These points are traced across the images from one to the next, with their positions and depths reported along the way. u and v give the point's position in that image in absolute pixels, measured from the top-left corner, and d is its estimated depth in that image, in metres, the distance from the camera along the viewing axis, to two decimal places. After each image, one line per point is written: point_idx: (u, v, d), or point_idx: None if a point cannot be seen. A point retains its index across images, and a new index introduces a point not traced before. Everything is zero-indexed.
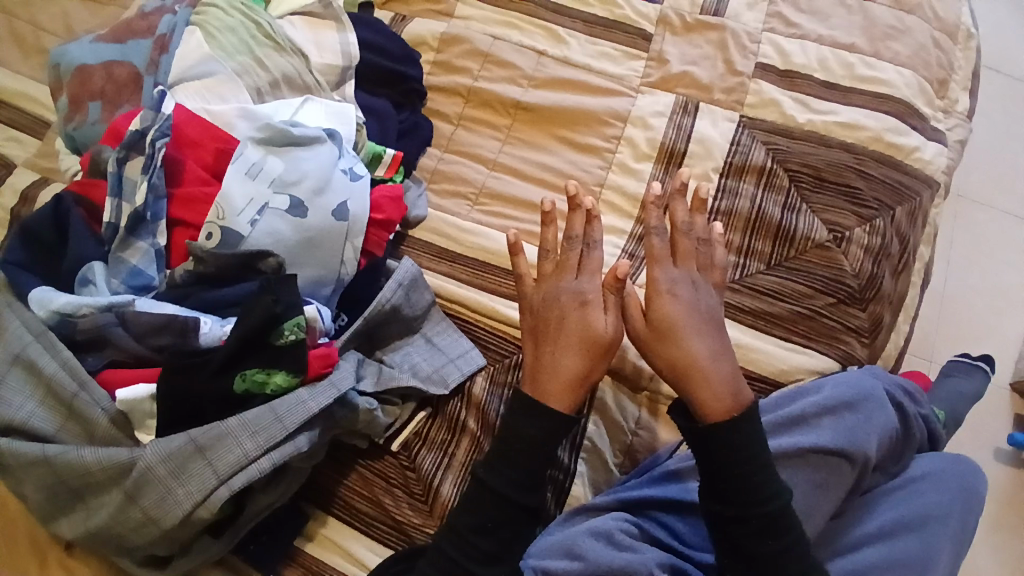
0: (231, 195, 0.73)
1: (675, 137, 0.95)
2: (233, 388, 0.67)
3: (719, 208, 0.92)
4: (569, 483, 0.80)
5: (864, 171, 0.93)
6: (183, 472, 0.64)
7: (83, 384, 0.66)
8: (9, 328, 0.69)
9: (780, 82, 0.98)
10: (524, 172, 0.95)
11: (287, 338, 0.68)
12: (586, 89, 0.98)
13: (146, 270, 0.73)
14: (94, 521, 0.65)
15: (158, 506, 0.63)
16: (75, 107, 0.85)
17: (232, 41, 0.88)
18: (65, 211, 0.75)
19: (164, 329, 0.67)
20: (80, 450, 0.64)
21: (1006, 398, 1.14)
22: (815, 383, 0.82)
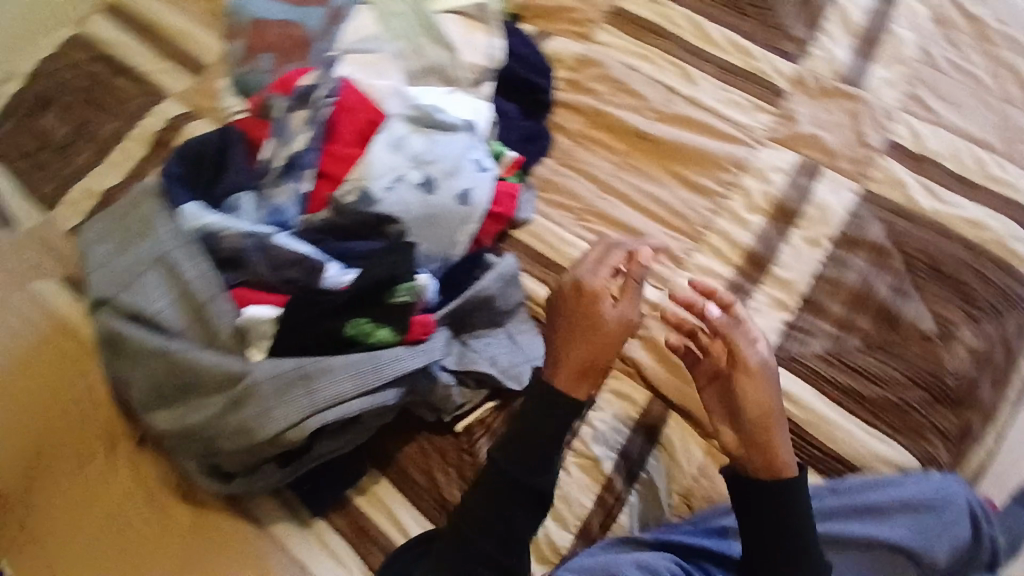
0: (373, 160, 0.79)
1: (791, 195, 0.94)
2: (343, 331, 0.71)
3: (825, 275, 0.90)
4: (617, 510, 0.81)
5: (981, 271, 0.90)
6: (285, 394, 0.69)
7: (216, 296, 0.72)
8: (160, 232, 0.75)
9: (907, 164, 0.97)
10: (633, 199, 0.97)
11: (399, 297, 0.73)
12: (708, 132, 1.00)
13: (287, 210, 0.79)
14: (194, 419, 0.70)
15: (258, 420, 0.68)
16: (250, 55, 0.94)
17: (400, 27, 0.95)
18: (229, 142, 0.82)
19: (296, 264, 0.73)
20: (201, 353, 0.70)
21: None
22: (895, 478, 0.79)
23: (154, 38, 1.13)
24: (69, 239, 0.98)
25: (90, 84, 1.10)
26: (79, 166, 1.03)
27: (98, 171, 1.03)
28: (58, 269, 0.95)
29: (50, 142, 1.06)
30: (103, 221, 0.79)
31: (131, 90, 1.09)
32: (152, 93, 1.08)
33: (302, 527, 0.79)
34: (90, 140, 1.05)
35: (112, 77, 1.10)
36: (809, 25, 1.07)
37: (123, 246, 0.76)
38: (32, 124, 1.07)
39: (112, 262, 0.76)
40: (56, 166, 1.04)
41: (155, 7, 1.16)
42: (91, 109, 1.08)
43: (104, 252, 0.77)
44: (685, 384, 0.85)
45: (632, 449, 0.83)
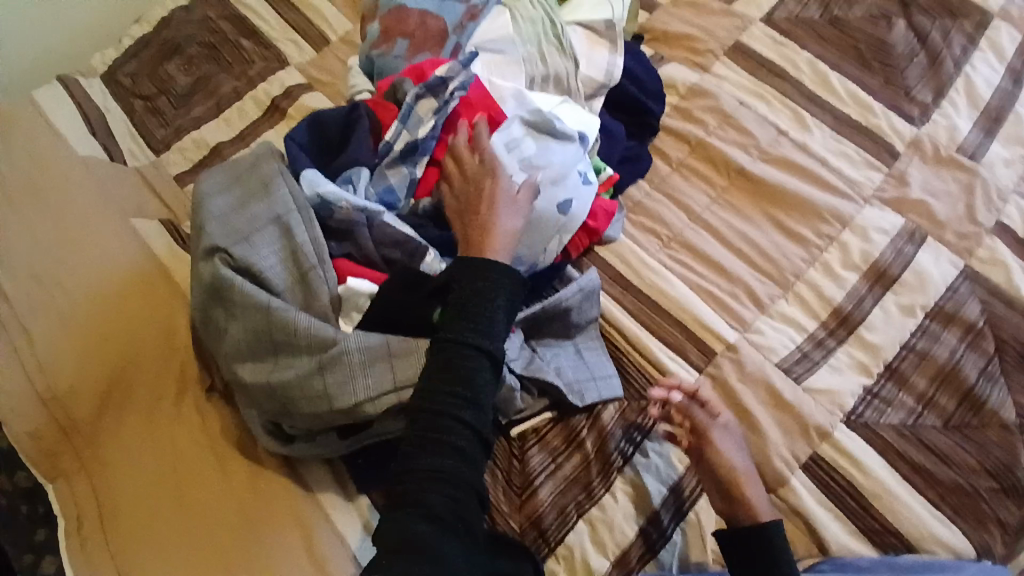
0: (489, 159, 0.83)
1: (891, 259, 0.91)
2: (432, 317, 0.74)
3: (914, 345, 0.87)
4: (660, 545, 0.78)
5: None
6: (371, 367, 0.73)
7: (322, 263, 0.76)
8: (278, 194, 0.78)
9: (1018, 247, 0.92)
10: (724, 236, 0.95)
11: None
12: (813, 180, 0.98)
13: (397, 192, 0.83)
14: (280, 376, 0.72)
15: (341, 387, 0.71)
16: (385, 40, 0.96)
17: (529, 33, 0.97)
18: (356, 119, 0.86)
19: (399, 245, 0.79)
20: (298, 314, 0.73)
21: None
22: (955, 563, 0.74)
23: (286, 8, 1.19)
24: (173, 184, 1.05)
25: (218, 41, 1.16)
26: (194, 117, 1.09)
27: (210, 124, 1.09)
28: (157, 209, 1.00)
29: (172, 89, 1.12)
30: (225, 175, 0.83)
31: (255, 53, 1.14)
32: (274, 59, 1.14)
33: (346, 502, 0.80)
34: (211, 94, 1.11)
35: (238, 37, 1.16)
36: (934, 89, 1.04)
37: (240, 200, 0.80)
38: (160, 70, 1.14)
39: (229, 214, 0.78)
40: (173, 114, 1.10)
41: None
42: (214, 65, 1.14)
43: (220, 203, 0.80)
44: (750, 431, 0.83)
45: (682, 484, 0.81)
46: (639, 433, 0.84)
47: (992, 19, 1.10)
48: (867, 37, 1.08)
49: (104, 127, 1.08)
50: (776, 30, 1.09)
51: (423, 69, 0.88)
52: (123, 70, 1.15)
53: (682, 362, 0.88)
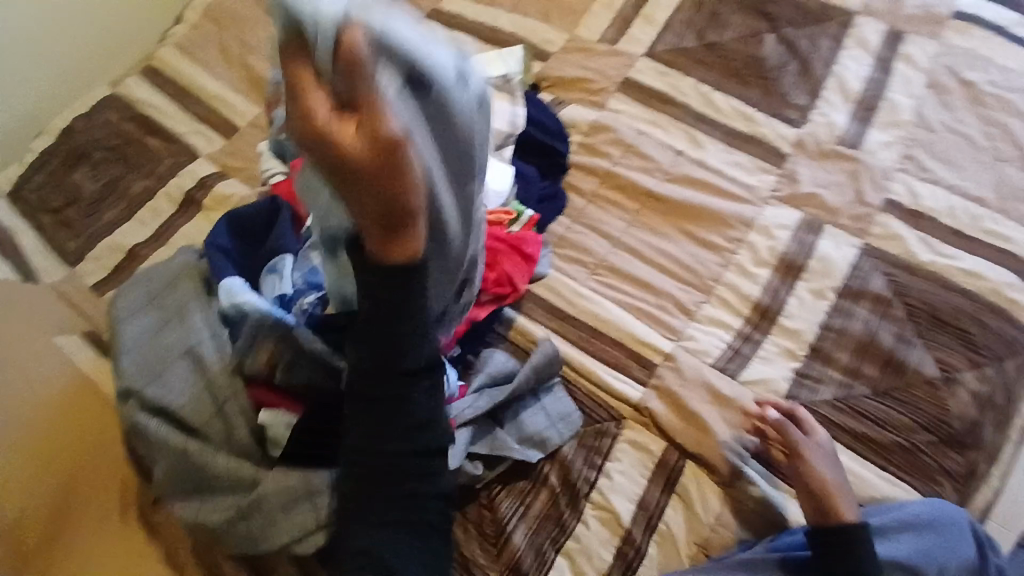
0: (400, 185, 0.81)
1: (797, 250, 0.99)
2: None
3: (832, 325, 0.93)
4: (636, 562, 0.81)
5: (982, 319, 0.92)
6: (291, 508, 0.75)
7: (235, 395, 0.78)
8: (192, 324, 0.82)
9: (907, 220, 1.00)
10: (645, 255, 1.02)
11: None
12: (714, 191, 1.06)
13: (321, 272, 0.85)
14: (208, 517, 0.75)
15: (265, 528, 0.75)
16: (288, 118, 1.00)
17: None
18: (277, 209, 0.90)
19: (317, 362, 0.77)
20: (214, 457, 0.76)
21: None
22: (899, 502, 0.81)
23: (192, 104, 1.22)
24: (92, 295, 1.04)
25: (124, 144, 1.17)
26: (106, 222, 1.10)
27: (125, 227, 1.09)
28: (76, 322, 1.00)
29: (81, 198, 1.12)
30: (145, 294, 0.87)
31: (164, 151, 1.16)
32: (185, 154, 1.16)
33: None
34: (121, 196, 1.12)
35: (144, 137, 1.18)
36: (809, 92, 1.15)
37: (157, 329, 0.83)
38: (64, 181, 1.14)
39: (145, 346, 0.82)
40: (84, 222, 1.10)
41: (193, 75, 1.24)
42: (121, 169, 1.15)
43: (139, 328, 0.84)
44: (700, 434, 0.88)
45: (648, 498, 0.85)
46: (599, 457, 0.88)
47: (853, 19, 1.21)
48: (743, 56, 1.19)
49: (15, 248, 1.08)
50: (660, 62, 1.19)
51: None
52: (26, 185, 1.15)
53: (627, 379, 0.93)
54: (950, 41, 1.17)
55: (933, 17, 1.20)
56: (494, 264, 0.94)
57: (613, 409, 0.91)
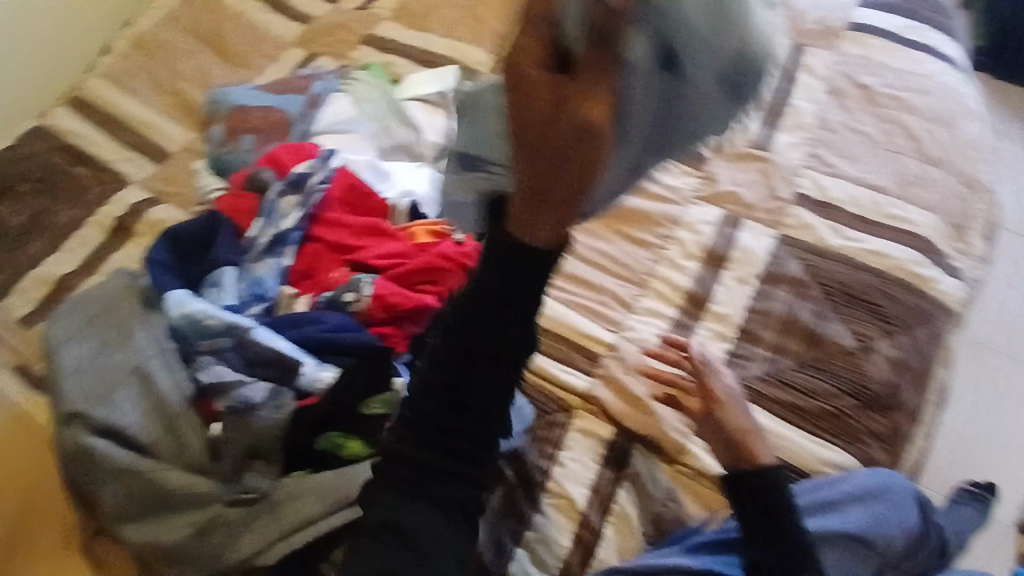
0: (360, 197, 0.90)
1: (720, 243, 1.07)
2: (316, 445, 0.74)
3: (756, 307, 1.01)
4: (596, 545, 0.85)
5: (889, 292, 1.00)
6: (252, 522, 0.71)
7: (187, 409, 0.76)
8: (136, 339, 0.79)
9: (816, 210, 1.10)
10: (584, 255, 1.07)
11: (375, 408, 0.74)
12: (643, 193, 1.13)
13: (266, 282, 0.85)
14: (163, 538, 0.71)
15: (224, 547, 0.71)
16: (231, 137, 1.06)
17: (371, 108, 1.07)
18: (217, 224, 0.89)
19: (272, 365, 0.76)
20: (167, 473, 0.73)
21: (1013, 537, 1.11)
22: (845, 474, 0.89)
23: (121, 132, 1.20)
24: (19, 327, 1.00)
25: (50, 175, 1.15)
26: (34, 254, 1.06)
27: (55, 257, 1.06)
28: (6, 356, 0.96)
29: (5, 231, 1.09)
30: (81, 316, 0.84)
31: (93, 179, 1.14)
32: (116, 181, 1.14)
33: None
34: (49, 227, 1.09)
35: (72, 167, 1.16)
36: None
37: (99, 349, 0.81)
38: None
39: (86, 369, 0.79)
40: (9, 255, 1.06)
41: (121, 103, 1.23)
42: (48, 199, 1.12)
43: (77, 353, 0.80)
44: (645, 417, 0.93)
45: (601, 483, 0.89)
46: (552, 446, 0.91)
47: None
48: None
49: None
50: None
51: (281, 159, 0.95)
52: None
53: (575, 371, 0.97)
54: (844, 50, 1.29)
55: (828, 29, 1.32)
56: (443, 282, 0.83)
57: (562, 401, 0.95)
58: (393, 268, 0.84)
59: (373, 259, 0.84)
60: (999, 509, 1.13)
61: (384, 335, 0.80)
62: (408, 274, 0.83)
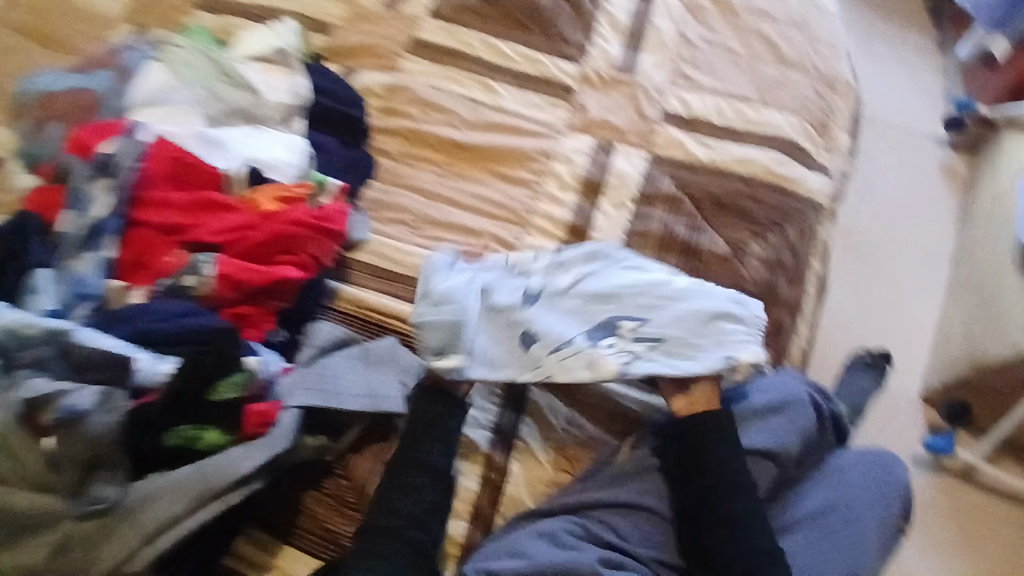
0: (187, 169, 0.87)
1: (594, 171, 1.06)
2: (164, 443, 0.72)
3: (635, 230, 1.00)
4: (503, 483, 0.85)
5: (756, 197, 1.03)
6: (112, 531, 0.69)
7: (19, 424, 0.68)
8: None
9: (683, 127, 1.10)
10: (461, 202, 1.04)
11: (224, 393, 0.74)
12: (514, 131, 1.10)
13: (89, 279, 0.80)
14: (28, 560, 0.68)
15: (87, 559, 0.69)
16: (38, 127, 1.00)
17: (192, 74, 1.02)
18: (26, 225, 0.81)
19: (102, 367, 0.72)
20: (11, 497, 0.68)
21: (918, 409, 1.16)
22: (746, 390, 0.89)
23: None
24: None
25: None
26: None
27: None
28: None
29: None
30: None
31: None
32: None
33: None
34: None
35: None
36: (583, 29, 1.20)
37: None
38: None
39: None
40: None
41: None
42: None
43: None
44: None
45: (502, 423, 0.87)
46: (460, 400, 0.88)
47: None
48: None
49: None
50: (441, 19, 1.20)
51: (85, 140, 0.87)
52: None
53: None
54: None
55: None
56: (299, 248, 0.87)
57: None
58: (235, 242, 0.84)
59: (210, 236, 0.84)
60: (901, 385, 1.18)
61: (243, 314, 0.83)
62: (258, 246, 0.85)
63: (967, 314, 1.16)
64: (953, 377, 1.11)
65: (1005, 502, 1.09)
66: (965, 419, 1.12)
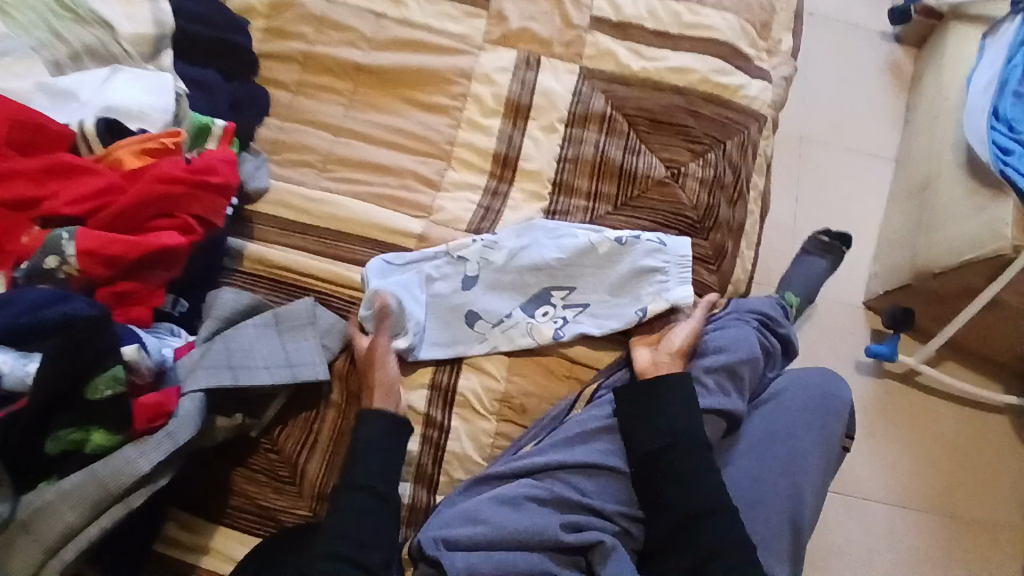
0: (29, 130, 0.74)
1: (520, 91, 0.94)
2: (47, 450, 0.64)
3: (566, 156, 0.92)
4: (444, 441, 0.79)
5: (695, 110, 0.95)
6: (5, 551, 0.62)
7: None
8: None
9: (614, 34, 0.99)
10: (372, 136, 0.92)
11: (103, 392, 0.64)
12: (427, 49, 0.96)
13: None
14: None
15: None
16: None
17: (29, 17, 0.84)
18: None
19: None
20: None
21: (861, 316, 1.17)
22: (709, 343, 0.86)
23: None
24: None
25: None
26: None
27: None
28: None
29: None
30: None
31: None
32: None
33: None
34: None
35: None
36: None
37: None
38: None
39: None
40: None
41: None
42: None
43: None
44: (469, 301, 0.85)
45: (440, 378, 0.81)
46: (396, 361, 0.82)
47: None
48: None
49: None
50: None
51: None
52: None
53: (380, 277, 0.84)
54: None
55: None
56: (175, 208, 0.75)
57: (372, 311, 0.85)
58: (99, 210, 0.73)
59: (66, 207, 0.72)
60: (844, 294, 1.18)
61: (123, 291, 0.73)
62: (124, 212, 0.73)
63: (911, 218, 1.14)
64: (897, 283, 1.11)
65: (937, 397, 1.14)
66: (907, 324, 1.10)
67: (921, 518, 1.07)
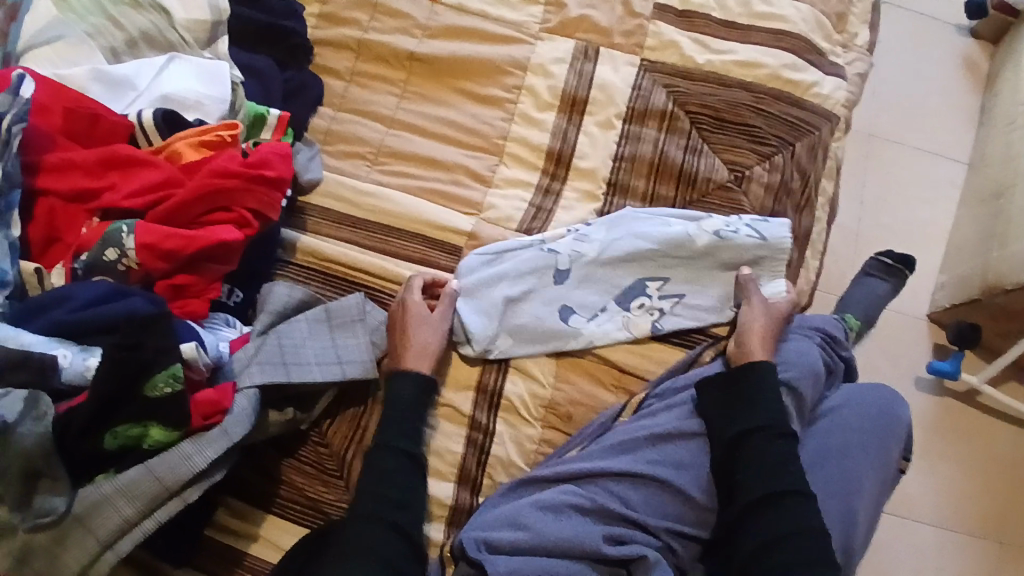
0: (88, 125, 0.76)
1: (577, 84, 0.91)
2: (104, 446, 0.66)
3: (623, 155, 0.89)
4: (489, 443, 0.78)
5: (763, 109, 0.90)
6: (65, 540, 0.65)
7: None
8: None
9: (678, 23, 0.94)
10: (424, 128, 0.91)
11: (162, 390, 0.65)
12: (482, 37, 0.93)
13: None
14: None
15: (51, 569, 0.65)
16: None
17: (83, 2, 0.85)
18: None
19: (22, 366, 0.64)
20: None
21: (923, 328, 1.11)
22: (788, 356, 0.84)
23: None
24: None
25: None
26: None
27: None
28: None
29: None
30: None
31: None
32: None
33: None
34: None
35: None
36: None
37: None
38: None
39: None
40: None
41: None
42: None
43: None
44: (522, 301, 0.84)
45: (485, 380, 0.81)
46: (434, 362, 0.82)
47: None
48: None
49: None
50: None
51: None
52: None
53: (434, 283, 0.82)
54: None
55: None
56: (232, 202, 0.75)
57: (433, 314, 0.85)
58: (160, 202, 0.74)
59: (125, 201, 0.73)
60: (906, 304, 1.12)
61: (180, 284, 0.73)
62: (181, 207, 0.74)
63: (982, 227, 1.07)
64: (964, 297, 1.05)
65: (996, 417, 1.08)
66: (972, 341, 1.04)
67: (974, 542, 1.03)
